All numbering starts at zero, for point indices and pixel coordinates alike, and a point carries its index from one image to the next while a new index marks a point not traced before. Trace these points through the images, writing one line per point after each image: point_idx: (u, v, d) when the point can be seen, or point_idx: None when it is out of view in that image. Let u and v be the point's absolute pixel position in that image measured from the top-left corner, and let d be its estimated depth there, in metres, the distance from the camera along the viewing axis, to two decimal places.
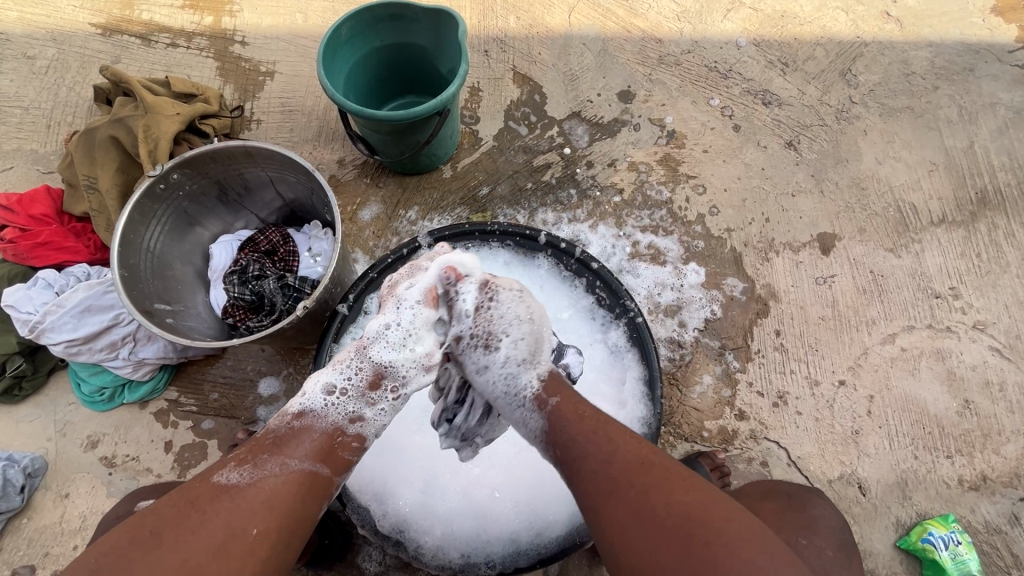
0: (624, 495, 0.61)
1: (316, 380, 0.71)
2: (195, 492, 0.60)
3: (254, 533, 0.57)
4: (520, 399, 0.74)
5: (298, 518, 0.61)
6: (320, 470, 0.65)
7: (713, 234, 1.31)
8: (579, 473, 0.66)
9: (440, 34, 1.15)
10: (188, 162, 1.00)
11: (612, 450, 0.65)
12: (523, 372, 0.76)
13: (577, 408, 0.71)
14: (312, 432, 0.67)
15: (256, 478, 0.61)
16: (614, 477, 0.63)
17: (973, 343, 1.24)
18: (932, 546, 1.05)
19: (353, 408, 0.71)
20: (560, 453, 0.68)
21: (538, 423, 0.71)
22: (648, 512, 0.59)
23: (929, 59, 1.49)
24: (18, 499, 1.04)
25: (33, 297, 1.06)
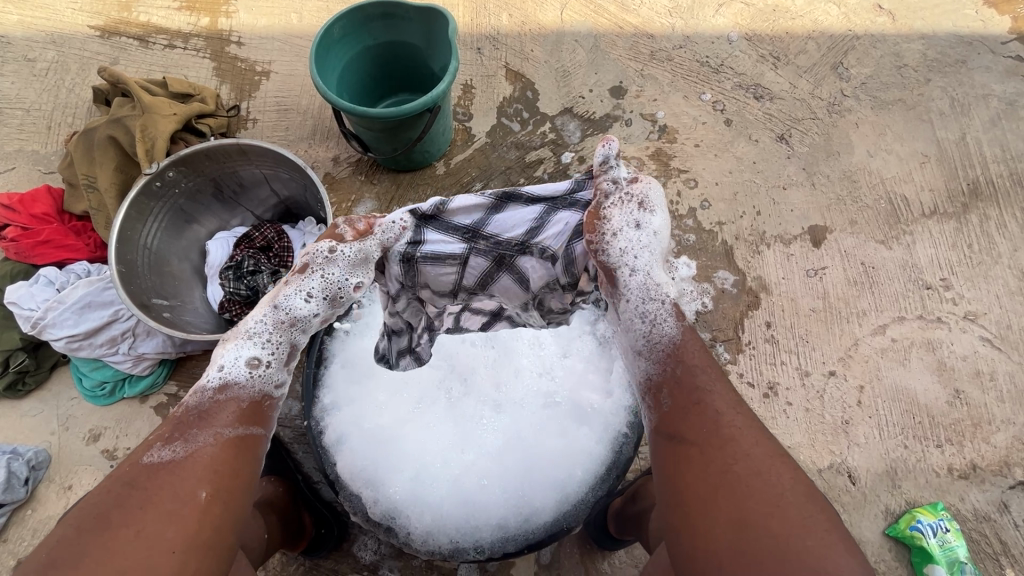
0: (744, 454, 0.64)
1: (236, 354, 0.70)
2: (128, 475, 0.60)
3: (203, 496, 0.60)
4: (660, 296, 0.76)
5: (242, 477, 0.63)
6: (254, 430, 0.67)
7: (704, 227, 1.32)
8: (696, 412, 0.68)
9: (432, 34, 1.17)
10: (183, 160, 1.03)
11: (737, 408, 0.68)
12: (659, 275, 0.78)
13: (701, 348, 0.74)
14: (238, 402, 0.67)
15: (191, 450, 0.62)
16: (736, 430, 0.66)
17: (963, 333, 1.25)
18: (920, 534, 1.07)
19: (279, 376, 0.71)
20: (684, 374, 0.71)
21: (675, 328, 0.74)
22: (764, 477, 0.62)
23: (921, 52, 1.50)
24: (22, 490, 1.06)
25: (34, 294, 1.08)
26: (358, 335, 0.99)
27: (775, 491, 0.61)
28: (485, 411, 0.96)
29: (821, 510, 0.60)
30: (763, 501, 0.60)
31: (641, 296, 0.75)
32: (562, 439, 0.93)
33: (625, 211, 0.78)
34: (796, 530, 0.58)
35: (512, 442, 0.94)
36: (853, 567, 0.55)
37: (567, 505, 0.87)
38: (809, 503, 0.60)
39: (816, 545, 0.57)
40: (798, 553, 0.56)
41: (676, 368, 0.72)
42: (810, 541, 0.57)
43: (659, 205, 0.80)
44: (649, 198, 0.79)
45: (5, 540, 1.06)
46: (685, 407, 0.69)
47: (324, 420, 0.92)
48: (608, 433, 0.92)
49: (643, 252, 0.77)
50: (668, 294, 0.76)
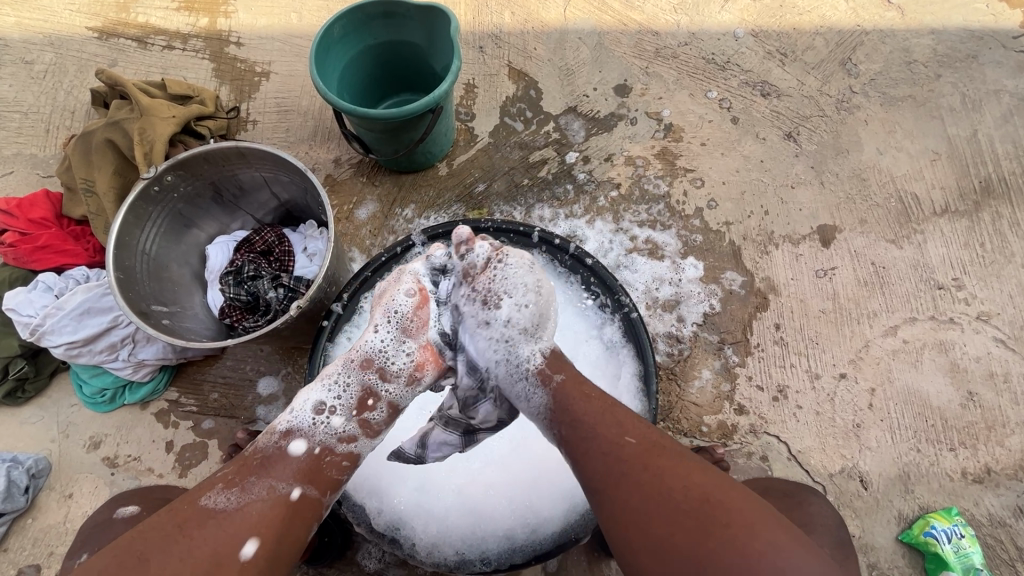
0: (640, 479, 0.62)
1: (305, 399, 0.72)
2: (184, 516, 0.60)
3: (242, 560, 0.58)
4: (523, 370, 0.75)
5: (281, 545, 0.61)
6: (308, 491, 0.65)
7: (711, 227, 1.30)
8: (587, 456, 0.66)
9: (434, 32, 1.14)
10: (182, 164, 1.01)
11: (622, 432, 0.66)
12: (523, 345, 0.78)
13: (582, 389, 0.72)
14: (299, 453, 0.67)
15: (244, 504, 0.61)
16: (628, 459, 0.63)
17: (976, 335, 1.22)
18: (934, 540, 1.04)
19: (343, 426, 0.71)
20: (568, 429, 0.69)
21: (543, 399, 0.72)
22: (664, 493, 0.60)
23: (931, 47, 1.47)
24: (22, 499, 1.05)
25: (33, 300, 1.07)
26: None
27: (676, 506, 0.59)
28: None
29: (729, 506, 0.58)
30: (668, 520, 0.58)
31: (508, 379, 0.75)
32: None
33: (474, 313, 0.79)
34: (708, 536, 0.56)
35: (519, 450, 0.92)
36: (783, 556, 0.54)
37: (573, 515, 0.85)
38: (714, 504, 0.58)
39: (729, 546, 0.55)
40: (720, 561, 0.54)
41: (562, 428, 0.70)
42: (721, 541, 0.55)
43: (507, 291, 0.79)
44: (495, 291, 0.79)
45: (6, 550, 1.04)
46: (579, 455, 0.66)
47: None
48: None
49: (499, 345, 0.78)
50: (530, 366, 0.76)
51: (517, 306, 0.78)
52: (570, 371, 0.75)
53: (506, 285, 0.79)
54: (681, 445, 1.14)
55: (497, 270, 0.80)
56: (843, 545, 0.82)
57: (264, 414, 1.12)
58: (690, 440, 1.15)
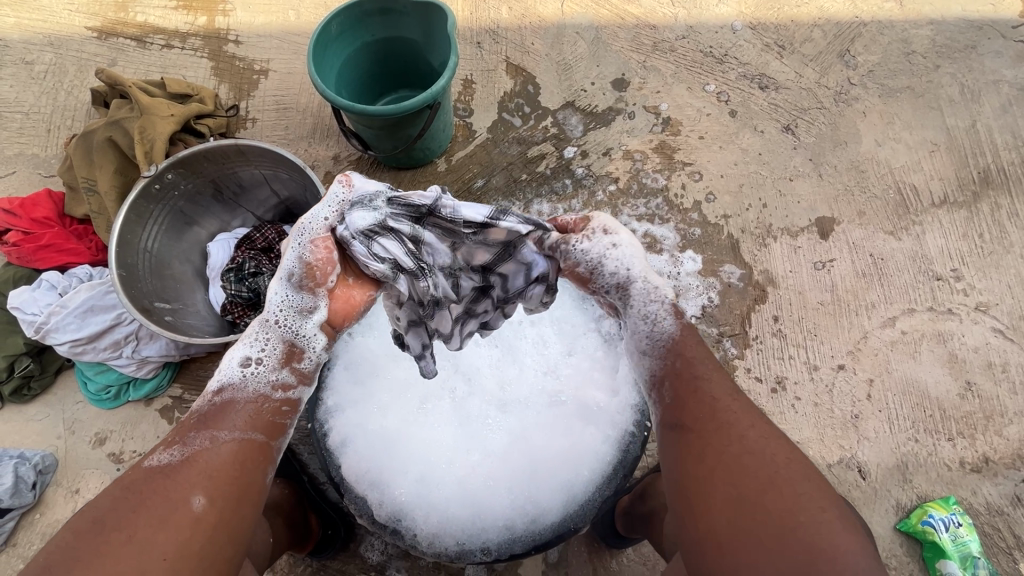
0: (738, 434, 0.63)
1: (229, 358, 0.69)
2: (128, 478, 0.58)
3: (197, 504, 0.57)
4: (661, 298, 0.77)
5: (241, 486, 0.60)
6: (256, 437, 0.64)
7: (709, 221, 1.30)
8: (692, 397, 0.68)
9: (430, 30, 1.15)
10: (183, 162, 1.02)
11: (734, 395, 0.68)
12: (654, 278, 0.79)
13: (697, 336, 0.75)
14: (236, 404, 0.65)
15: (188, 455, 0.60)
16: (733, 414, 0.65)
17: (975, 325, 1.23)
18: (932, 528, 1.05)
19: (274, 374, 0.69)
20: (684, 364, 0.71)
21: (674, 328, 0.75)
22: (760, 456, 0.61)
23: (930, 38, 1.47)
24: (30, 495, 1.07)
25: (37, 299, 1.08)
26: (360, 335, 0.99)
27: (775, 471, 0.60)
28: (491, 412, 0.97)
29: (815, 488, 0.59)
30: (759, 481, 0.59)
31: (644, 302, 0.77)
32: (567, 438, 0.93)
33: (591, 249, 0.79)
34: (794, 507, 0.57)
35: (518, 441, 0.94)
36: (855, 543, 0.55)
37: (572, 507, 0.86)
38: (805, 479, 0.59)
39: (813, 522, 0.56)
40: (798, 526, 0.55)
41: (677, 362, 0.72)
42: (804, 518, 0.56)
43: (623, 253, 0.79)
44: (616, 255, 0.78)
45: (14, 544, 1.06)
46: (685, 395, 0.68)
47: (328, 422, 0.91)
48: (615, 431, 0.91)
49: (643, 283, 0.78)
50: (667, 296, 0.78)
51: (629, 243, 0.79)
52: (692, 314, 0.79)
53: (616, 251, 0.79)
54: None
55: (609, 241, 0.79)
56: None
57: None
58: None
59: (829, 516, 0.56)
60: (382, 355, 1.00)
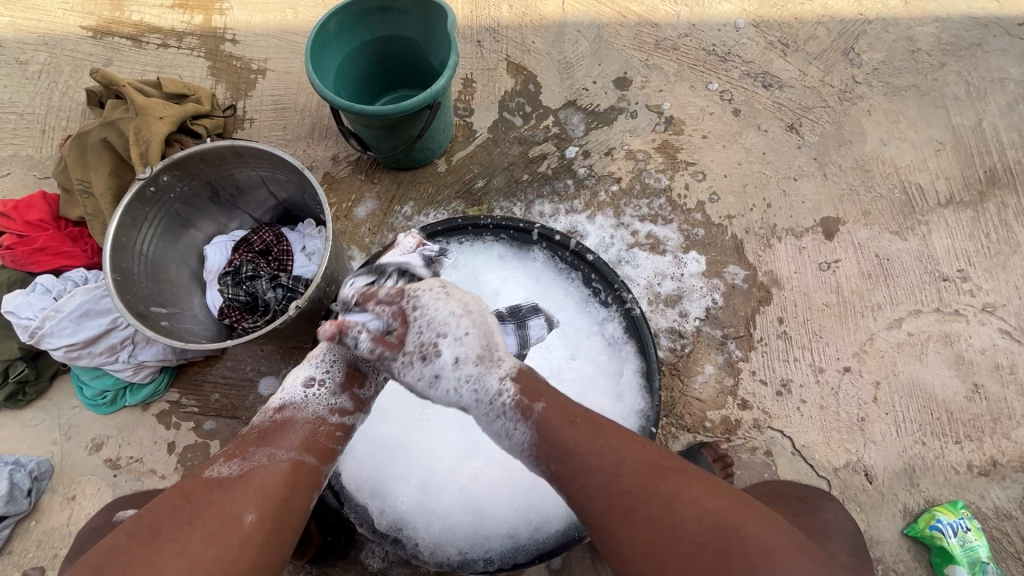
0: (645, 512, 0.60)
1: (294, 377, 0.74)
2: (189, 488, 0.61)
3: (249, 520, 0.59)
4: (500, 405, 0.70)
5: (290, 507, 0.62)
6: (308, 459, 0.67)
7: (713, 221, 1.28)
8: (585, 493, 0.63)
9: (430, 29, 1.13)
10: (178, 163, 1.00)
11: (617, 459, 0.64)
12: (489, 375, 0.72)
13: (564, 411, 0.68)
14: (295, 424, 0.70)
15: (247, 469, 0.63)
16: (628, 489, 0.61)
17: (982, 326, 1.21)
18: (940, 533, 1.04)
19: (334, 399, 0.74)
20: (559, 465, 0.65)
21: (526, 435, 0.67)
22: (675, 526, 0.58)
23: (935, 35, 1.45)
24: (25, 502, 1.05)
25: (32, 303, 1.06)
26: None
27: (688, 538, 0.57)
28: None
29: (734, 526, 0.57)
30: (682, 555, 0.57)
31: (487, 419, 0.70)
32: None
33: (418, 355, 0.73)
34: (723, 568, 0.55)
35: None
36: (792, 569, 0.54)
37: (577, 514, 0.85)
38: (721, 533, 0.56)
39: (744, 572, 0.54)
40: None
41: (550, 462, 0.66)
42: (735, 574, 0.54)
43: (441, 333, 0.73)
44: (427, 339, 0.73)
45: (9, 552, 1.05)
46: (576, 492, 0.64)
47: None
48: None
49: (466, 389, 0.72)
50: (505, 399, 0.70)
51: (455, 340, 0.73)
52: (550, 394, 0.70)
53: (427, 315, 0.74)
54: (685, 441, 1.13)
55: (413, 306, 0.75)
56: (859, 553, 0.83)
57: None
58: (694, 436, 1.14)
59: (766, 555, 0.55)
60: None
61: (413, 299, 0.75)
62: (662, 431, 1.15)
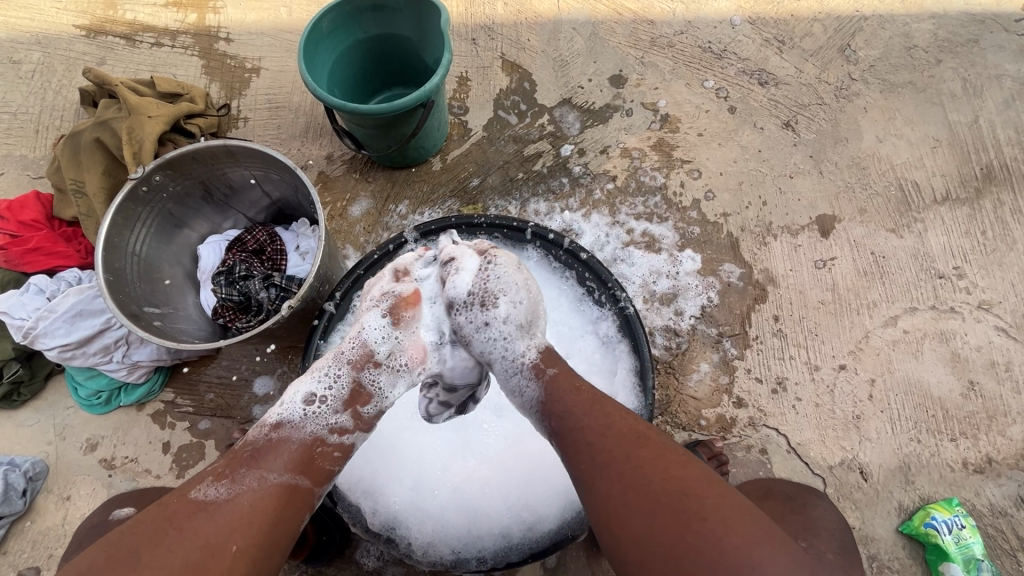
0: (620, 472, 0.61)
1: (295, 391, 0.72)
2: (173, 509, 0.59)
3: (233, 551, 0.57)
4: (519, 366, 0.75)
5: (277, 536, 0.60)
6: (300, 483, 0.65)
7: (709, 219, 1.28)
8: (574, 448, 0.65)
9: (423, 26, 1.13)
10: (170, 163, 1.00)
11: (609, 423, 0.66)
12: (519, 340, 0.77)
13: (573, 381, 0.72)
14: (289, 445, 0.67)
15: (235, 494, 0.60)
16: (611, 450, 0.63)
17: (978, 323, 1.21)
18: (935, 531, 1.04)
19: (334, 418, 0.71)
20: (558, 421, 0.68)
21: (536, 391, 0.72)
22: (645, 487, 0.59)
23: (932, 32, 1.44)
24: (20, 502, 1.05)
25: (25, 303, 1.06)
26: None
27: (661, 499, 0.58)
28: (487, 416, 0.93)
29: (705, 498, 0.58)
30: (650, 513, 0.58)
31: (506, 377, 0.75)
32: None
33: (472, 314, 0.77)
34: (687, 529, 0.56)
35: (514, 446, 0.92)
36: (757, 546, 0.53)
37: (570, 512, 0.85)
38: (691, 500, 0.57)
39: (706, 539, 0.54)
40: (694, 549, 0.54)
41: (551, 420, 0.69)
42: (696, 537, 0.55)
43: (502, 291, 0.78)
44: (491, 289, 0.78)
45: (5, 552, 1.05)
46: (565, 444, 0.66)
47: None
48: None
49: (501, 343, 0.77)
50: (526, 361, 0.75)
51: (512, 303, 0.77)
52: (564, 365, 0.75)
53: (499, 276, 0.79)
54: (680, 439, 1.14)
55: (490, 267, 0.80)
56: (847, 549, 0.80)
57: (260, 414, 1.12)
58: (689, 434, 1.14)
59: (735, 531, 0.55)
60: None
61: (490, 263, 0.81)
62: (658, 429, 1.15)
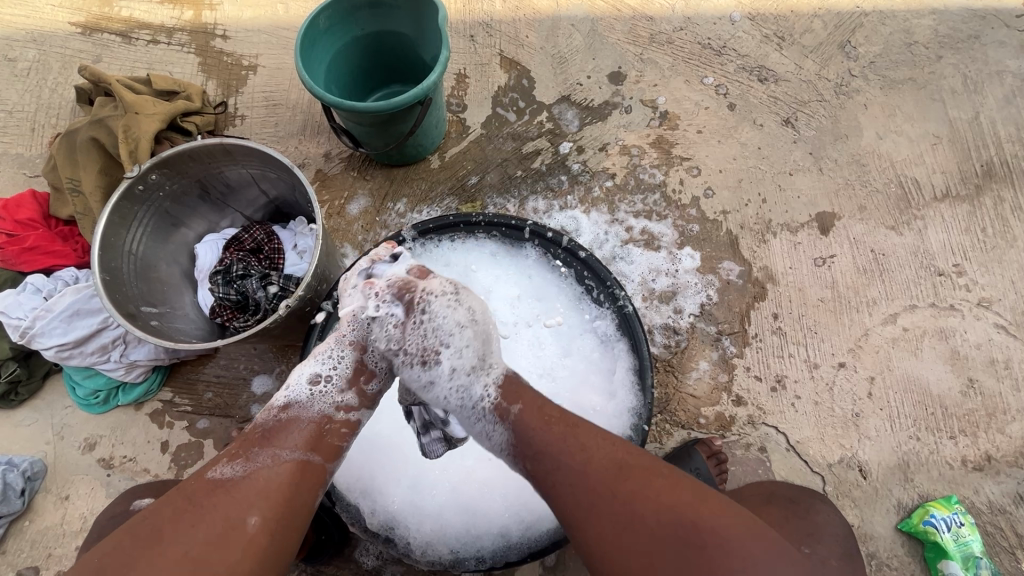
0: (611, 510, 0.61)
1: (300, 373, 0.73)
2: (193, 488, 0.61)
3: (252, 523, 0.59)
4: (479, 412, 0.73)
5: (294, 509, 0.62)
6: (313, 459, 0.67)
7: (708, 217, 1.28)
8: (558, 491, 0.64)
9: (421, 23, 1.12)
10: (166, 162, 0.99)
11: (587, 458, 0.65)
12: (475, 383, 0.74)
13: (542, 413, 0.70)
14: (299, 424, 0.69)
15: (251, 470, 0.63)
16: (596, 488, 0.62)
17: (977, 321, 1.21)
18: (934, 529, 1.04)
19: (340, 396, 0.73)
20: (534, 465, 0.67)
21: (503, 437, 0.70)
22: (638, 521, 0.59)
23: (932, 28, 1.44)
24: (18, 502, 1.05)
25: (22, 303, 1.06)
26: None
27: (655, 531, 0.58)
28: None
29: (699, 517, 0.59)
30: (646, 546, 0.58)
31: (467, 423, 0.73)
32: None
33: (413, 369, 0.76)
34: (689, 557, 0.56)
35: None
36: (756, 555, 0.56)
37: None
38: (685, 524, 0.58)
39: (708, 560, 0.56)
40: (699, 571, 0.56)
41: (527, 462, 0.68)
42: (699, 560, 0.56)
43: (444, 347, 0.75)
44: (431, 348, 0.75)
45: (4, 552, 1.05)
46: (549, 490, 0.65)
47: None
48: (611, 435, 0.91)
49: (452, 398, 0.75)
50: (485, 406, 0.73)
51: (456, 352, 0.75)
52: (530, 398, 0.72)
53: (436, 322, 0.76)
54: (679, 437, 1.14)
55: (425, 309, 0.76)
56: (850, 554, 0.80)
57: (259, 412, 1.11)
58: (688, 432, 1.14)
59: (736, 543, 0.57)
60: None
61: (426, 314, 0.76)
62: (657, 428, 1.15)
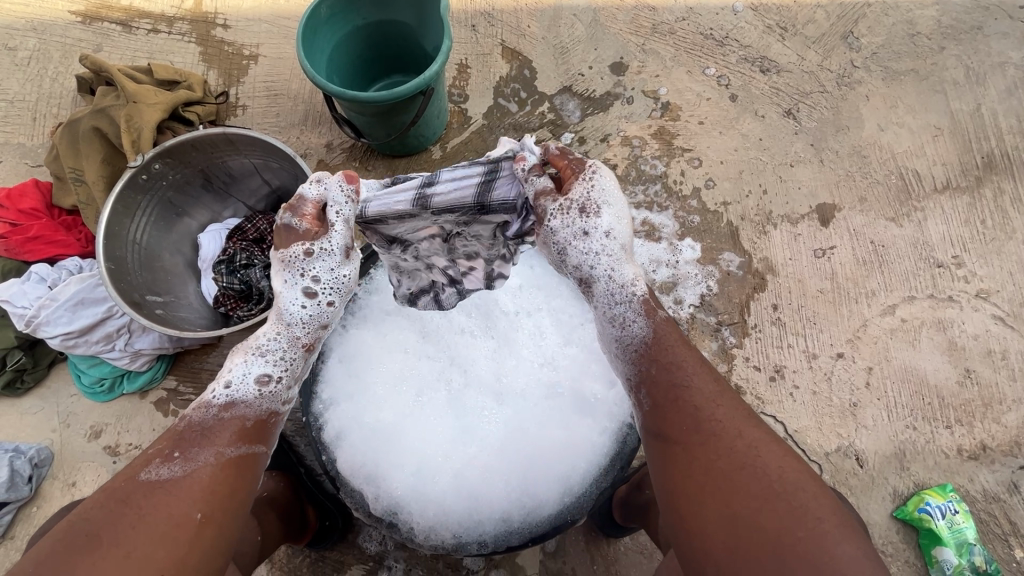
0: (726, 449, 0.60)
1: (245, 371, 0.68)
2: (124, 492, 0.57)
3: (197, 519, 0.57)
4: (628, 295, 0.73)
5: (240, 500, 0.61)
6: (258, 449, 0.65)
7: (709, 208, 1.28)
8: (672, 409, 0.64)
9: (422, 12, 1.12)
10: (169, 151, 0.99)
11: (716, 397, 0.65)
12: (625, 268, 0.74)
13: (681, 334, 0.71)
14: (243, 419, 0.65)
15: (190, 470, 0.59)
16: (719, 422, 0.62)
17: (975, 312, 1.22)
18: (929, 516, 1.06)
19: (289, 394, 0.70)
20: (660, 370, 0.67)
21: (644, 330, 0.70)
22: (750, 470, 0.59)
23: (936, 19, 1.43)
24: (27, 488, 1.07)
25: (27, 292, 1.06)
26: (355, 327, 0.97)
27: (766, 483, 0.58)
28: (488, 403, 0.96)
29: (810, 498, 0.57)
30: (751, 498, 0.57)
31: (609, 303, 0.73)
32: (564, 430, 0.93)
33: (569, 221, 0.73)
34: (789, 523, 0.55)
35: (515, 433, 0.93)
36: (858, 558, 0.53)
37: (569, 497, 0.87)
38: (796, 495, 0.57)
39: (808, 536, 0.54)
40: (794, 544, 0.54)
41: (651, 367, 0.68)
42: (801, 533, 0.54)
43: (606, 200, 0.74)
44: (594, 199, 0.74)
45: (13, 537, 1.07)
46: (667, 405, 0.65)
47: (323, 416, 0.91)
48: (611, 424, 0.91)
49: (604, 258, 0.74)
50: (636, 292, 0.73)
51: (616, 217, 0.75)
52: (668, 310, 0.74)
53: (602, 187, 0.75)
54: None
55: (592, 175, 0.75)
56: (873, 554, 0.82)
57: None
58: None
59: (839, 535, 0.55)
60: (375, 345, 0.98)
61: (593, 170, 0.75)
62: None
